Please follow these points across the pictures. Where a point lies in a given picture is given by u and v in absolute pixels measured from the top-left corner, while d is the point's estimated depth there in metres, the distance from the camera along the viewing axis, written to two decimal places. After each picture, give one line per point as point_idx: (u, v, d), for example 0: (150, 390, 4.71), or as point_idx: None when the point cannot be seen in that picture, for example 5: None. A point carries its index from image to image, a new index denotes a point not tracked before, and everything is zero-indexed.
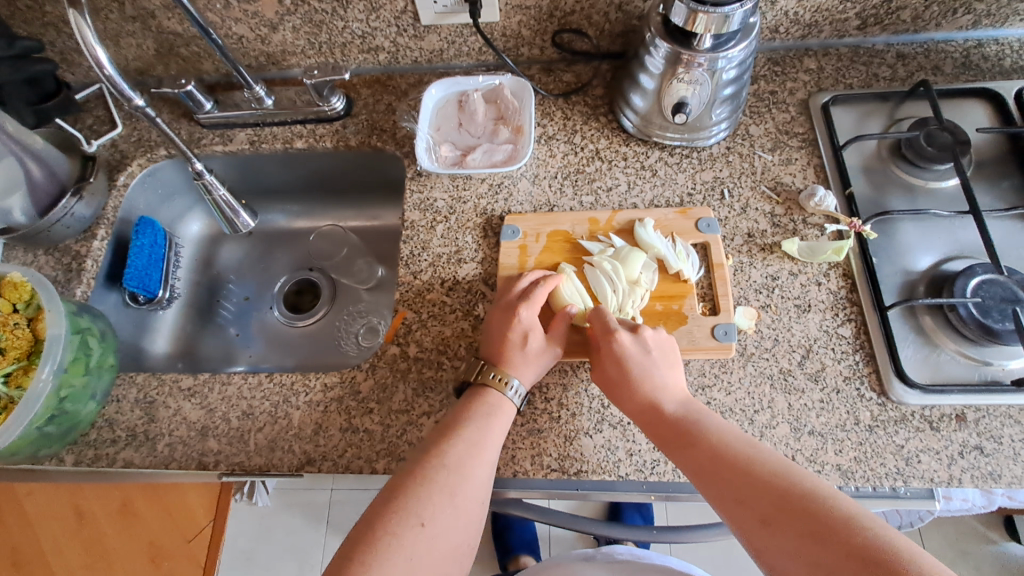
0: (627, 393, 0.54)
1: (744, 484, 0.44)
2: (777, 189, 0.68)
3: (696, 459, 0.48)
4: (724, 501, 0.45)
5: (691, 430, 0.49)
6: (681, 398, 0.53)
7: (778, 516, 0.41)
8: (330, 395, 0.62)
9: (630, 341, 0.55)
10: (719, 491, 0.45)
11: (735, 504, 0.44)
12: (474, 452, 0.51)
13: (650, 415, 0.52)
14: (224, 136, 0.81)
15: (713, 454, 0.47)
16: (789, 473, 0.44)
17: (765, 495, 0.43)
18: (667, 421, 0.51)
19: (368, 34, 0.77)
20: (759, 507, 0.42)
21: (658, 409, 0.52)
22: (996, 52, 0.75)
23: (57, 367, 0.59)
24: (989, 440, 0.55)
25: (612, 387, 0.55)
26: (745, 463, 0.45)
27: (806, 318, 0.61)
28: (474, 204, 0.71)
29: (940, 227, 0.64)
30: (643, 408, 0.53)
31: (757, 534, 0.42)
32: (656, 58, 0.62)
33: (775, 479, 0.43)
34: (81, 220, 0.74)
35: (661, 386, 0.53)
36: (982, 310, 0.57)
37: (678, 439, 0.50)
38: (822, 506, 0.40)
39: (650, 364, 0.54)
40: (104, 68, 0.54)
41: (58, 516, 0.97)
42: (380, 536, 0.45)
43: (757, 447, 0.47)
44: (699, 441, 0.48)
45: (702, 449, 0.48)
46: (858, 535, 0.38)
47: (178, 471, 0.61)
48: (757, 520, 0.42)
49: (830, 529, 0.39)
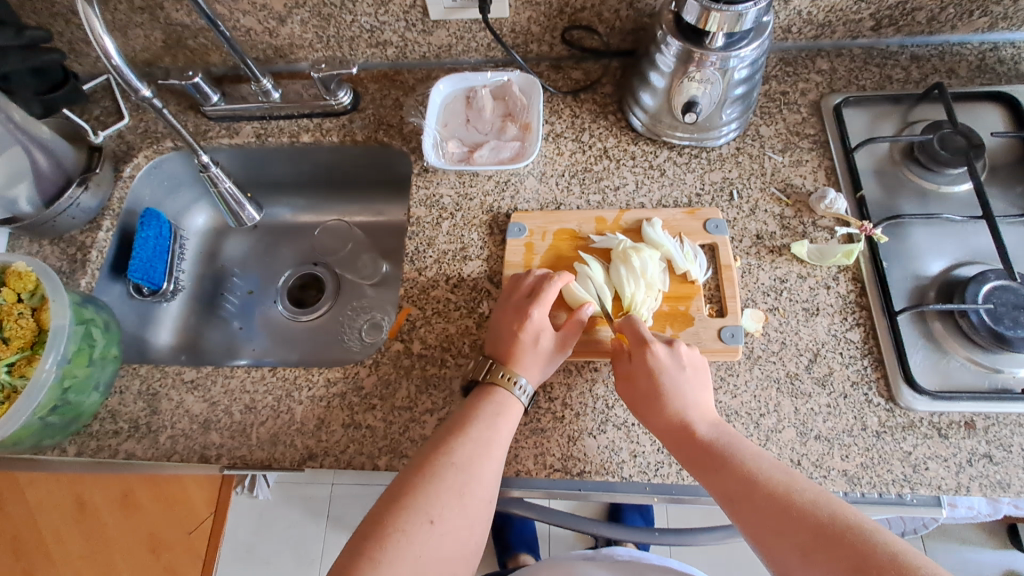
0: (655, 410, 0.53)
1: (781, 514, 0.43)
2: (786, 191, 0.68)
3: (728, 487, 0.47)
4: (759, 532, 0.44)
5: (724, 455, 0.49)
6: (711, 419, 0.52)
7: (818, 551, 0.41)
8: (333, 391, 0.62)
9: (665, 353, 0.54)
10: (754, 521, 0.44)
11: (773, 538, 0.43)
12: (483, 452, 0.51)
13: (682, 436, 0.51)
14: (230, 129, 0.81)
15: (748, 482, 0.46)
16: (825, 504, 0.43)
17: (803, 527, 0.42)
18: (697, 445, 0.50)
19: (377, 28, 0.76)
20: (798, 540, 0.42)
21: (690, 431, 0.51)
22: (1011, 55, 0.74)
23: (60, 357, 0.59)
24: (998, 448, 0.54)
25: (640, 401, 0.54)
26: (780, 492, 0.45)
27: (815, 322, 0.61)
28: (480, 201, 0.71)
29: (951, 231, 0.64)
30: (674, 428, 0.52)
31: (794, 567, 0.41)
32: (666, 56, 0.62)
33: (812, 510, 0.43)
34: (87, 210, 0.74)
35: (692, 406, 0.52)
36: (994, 317, 0.56)
37: (709, 465, 0.49)
38: (863, 539, 0.40)
39: (681, 379, 0.53)
40: (111, 57, 0.54)
41: (59, 505, 0.87)
42: (389, 532, 0.44)
43: (791, 474, 0.47)
44: (731, 467, 0.48)
45: (736, 477, 0.47)
46: (901, 572, 0.37)
47: (179, 464, 0.61)
48: (796, 553, 0.41)
49: (872, 565, 0.38)
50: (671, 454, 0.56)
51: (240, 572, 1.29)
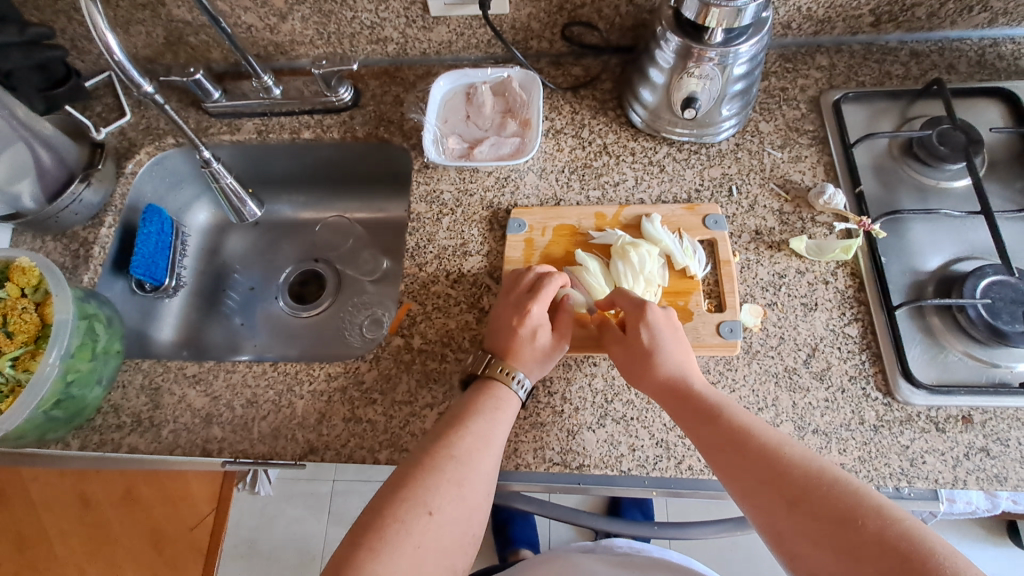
0: (650, 370, 0.53)
1: (770, 466, 0.44)
2: (785, 187, 0.68)
3: (719, 439, 0.47)
4: (745, 482, 0.44)
5: (715, 410, 0.49)
6: (702, 378, 0.53)
7: (804, 502, 0.41)
8: (334, 386, 0.62)
9: (660, 313, 0.55)
10: (742, 472, 0.44)
11: (760, 489, 0.43)
12: (482, 445, 0.51)
13: (674, 392, 0.51)
14: (232, 125, 0.81)
15: (739, 435, 0.46)
16: (814, 460, 0.44)
17: (792, 480, 0.42)
18: (690, 401, 0.50)
19: (377, 24, 0.76)
20: (785, 491, 0.42)
21: (682, 388, 0.51)
22: (1011, 51, 0.74)
23: (63, 352, 0.60)
24: (995, 442, 0.55)
25: (635, 360, 0.54)
26: (770, 446, 0.45)
27: (813, 317, 0.61)
28: (480, 197, 0.71)
29: (950, 227, 0.64)
30: (667, 385, 0.52)
31: (779, 515, 0.42)
32: (666, 52, 0.62)
33: (801, 462, 0.43)
34: (90, 206, 0.75)
35: (683, 365, 0.53)
36: (991, 311, 0.57)
37: (701, 419, 0.49)
38: (851, 492, 0.40)
39: (672, 339, 0.54)
40: (114, 53, 0.54)
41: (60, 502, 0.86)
42: (388, 523, 0.45)
43: (779, 431, 0.47)
44: (723, 421, 0.48)
45: (727, 430, 0.47)
46: (888, 524, 0.38)
47: (181, 457, 0.61)
48: (781, 503, 0.42)
49: (860, 518, 0.39)
50: (670, 448, 0.57)
51: (242, 567, 1.29)
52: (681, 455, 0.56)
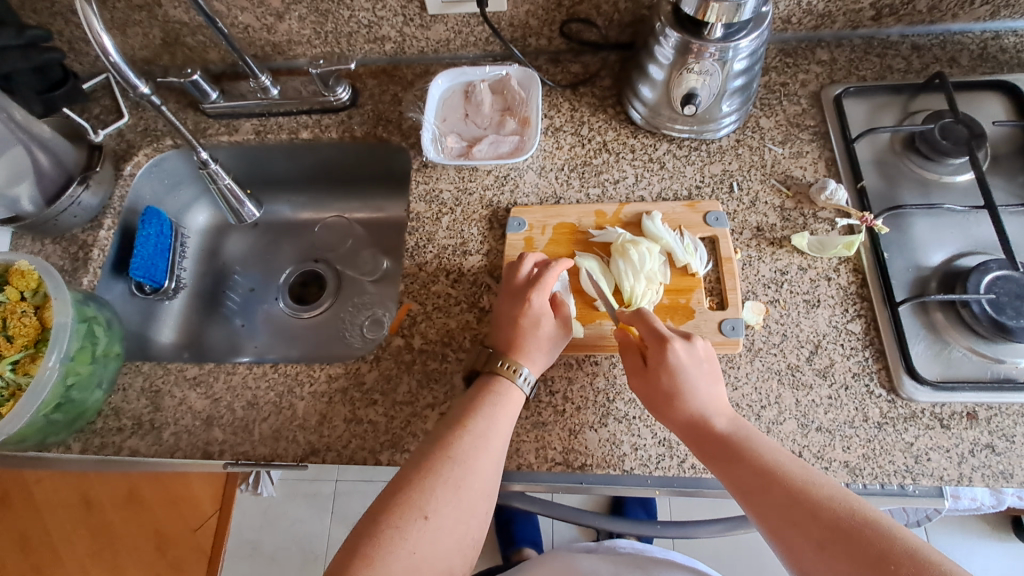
0: (675, 405, 0.52)
1: (799, 508, 0.43)
2: (786, 183, 0.67)
3: (744, 481, 0.46)
4: (774, 524, 0.44)
5: (740, 449, 0.48)
6: (727, 414, 0.52)
7: (834, 546, 0.40)
8: (334, 387, 0.62)
9: (683, 348, 0.53)
10: (772, 514, 0.44)
11: (790, 532, 0.42)
12: (480, 445, 0.51)
13: (699, 429, 0.51)
14: (229, 126, 0.81)
15: (766, 476, 0.46)
16: (845, 501, 0.43)
17: (821, 522, 0.41)
18: (715, 438, 0.50)
19: (375, 23, 0.76)
20: (815, 534, 0.41)
21: (706, 425, 0.51)
22: (1013, 44, 0.73)
23: (63, 355, 0.60)
24: (1001, 438, 0.54)
25: (658, 397, 0.53)
26: (798, 488, 0.44)
27: (815, 314, 0.61)
28: (479, 195, 0.71)
29: (954, 222, 0.63)
30: (691, 420, 0.51)
31: (810, 560, 0.41)
32: (665, 48, 0.61)
33: (832, 504, 0.42)
34: (89, 209, 0.74)
35: (709, 401, 0.52)
36: (995, 307, 0.56)
37: (726, 458, 0.48)
38: (882, 535, 0.39)
39: (698, 373, 0.53)
40: (109, 55, 0.54)
41: (65, 505, 0.84)
42: (383, 529, 0.45)
43: (808, 469, 0.46)
44: (748, 460, 0.47)
45: (754, 470, 0.46)
46: (925, 570, 0.36)
47: (182, 460, 0.61)
48: (811, 547, 0.41)
49: (892, 560, 0.37)
50: (672, 447, 0.56)
51: (245, 569, 1.29)
52: (684, 453, 0.56)
